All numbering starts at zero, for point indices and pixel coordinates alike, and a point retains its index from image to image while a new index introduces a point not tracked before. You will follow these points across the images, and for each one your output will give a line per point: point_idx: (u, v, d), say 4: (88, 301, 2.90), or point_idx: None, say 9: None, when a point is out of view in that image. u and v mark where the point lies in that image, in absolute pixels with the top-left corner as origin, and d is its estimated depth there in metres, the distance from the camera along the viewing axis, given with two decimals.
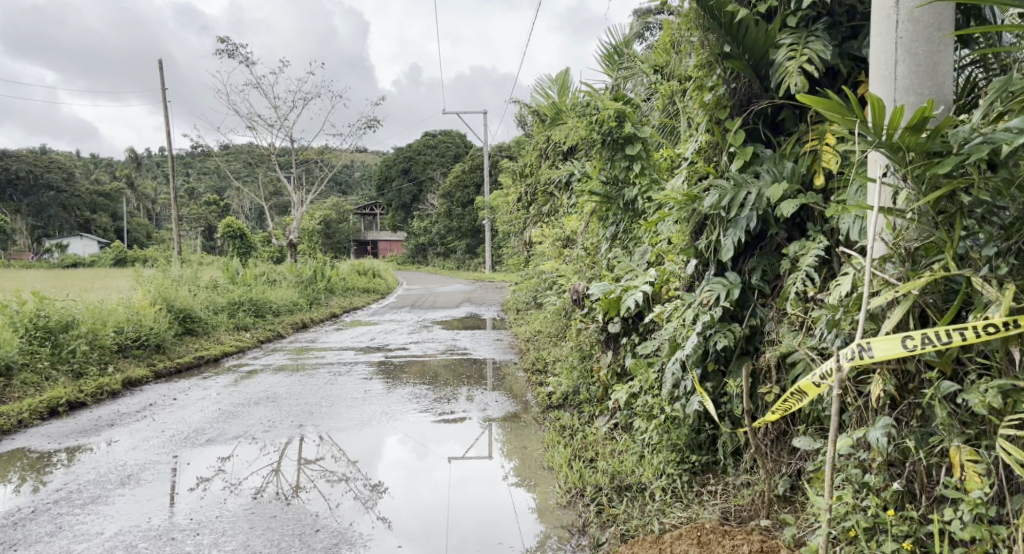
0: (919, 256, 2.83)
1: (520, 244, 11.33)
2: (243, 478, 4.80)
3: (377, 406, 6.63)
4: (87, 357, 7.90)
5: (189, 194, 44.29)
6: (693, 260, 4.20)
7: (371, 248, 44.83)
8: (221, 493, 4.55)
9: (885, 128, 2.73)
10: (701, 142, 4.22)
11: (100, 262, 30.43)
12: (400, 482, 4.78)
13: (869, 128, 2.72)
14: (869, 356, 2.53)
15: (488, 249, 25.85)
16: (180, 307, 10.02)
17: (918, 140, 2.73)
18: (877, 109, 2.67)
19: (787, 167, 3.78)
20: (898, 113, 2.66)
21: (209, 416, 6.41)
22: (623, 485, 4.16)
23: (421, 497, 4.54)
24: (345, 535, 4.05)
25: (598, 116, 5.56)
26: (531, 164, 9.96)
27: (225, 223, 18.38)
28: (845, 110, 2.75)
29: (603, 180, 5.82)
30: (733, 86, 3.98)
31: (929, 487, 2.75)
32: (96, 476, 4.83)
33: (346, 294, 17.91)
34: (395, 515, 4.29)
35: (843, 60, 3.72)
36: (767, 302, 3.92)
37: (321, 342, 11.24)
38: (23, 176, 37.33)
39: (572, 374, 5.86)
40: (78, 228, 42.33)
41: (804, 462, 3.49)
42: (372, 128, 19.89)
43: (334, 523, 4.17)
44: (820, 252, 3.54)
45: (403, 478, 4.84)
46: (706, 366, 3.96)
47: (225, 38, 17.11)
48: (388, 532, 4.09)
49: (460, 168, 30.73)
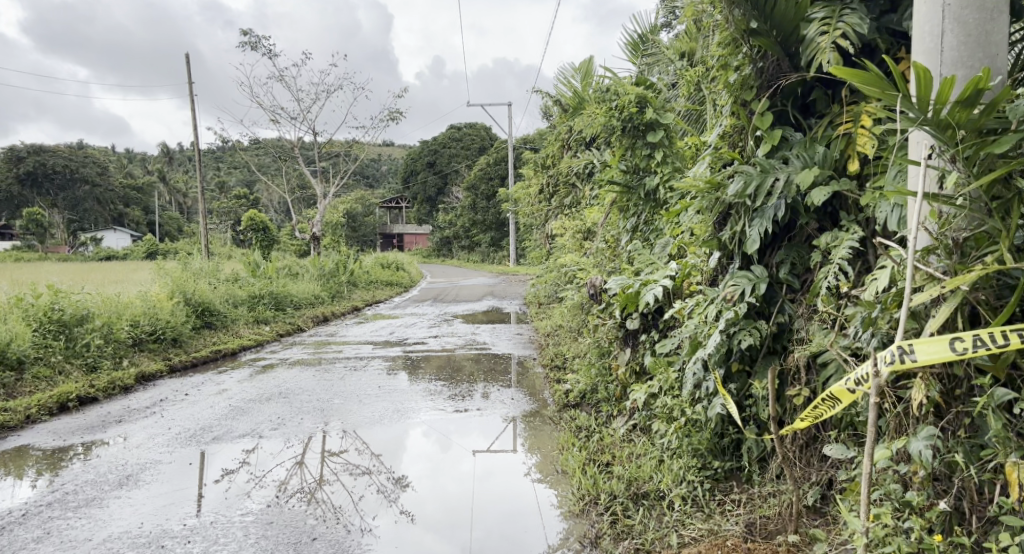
0: (968, 248, 2.52)
1: (542, 237, 11.07)
2: (266, 471, 4.76)
3: (392, 403, 6.43)
4: (101, 351, 7.78)
5: (218, 188, 44.56)
6: (716, 252, 3.94)
7: (396, 241, 44.86)
8: (245, 485, 4.52)
9: (933, 104, 2.43)
10: (725, 126, 3.94)
11: (133, 256, 30.55)
12: (423, 474, 4.69)
13: (913, 103, 2.43)
14: (911, 361, 2.24)
15: (511, 242, 25.58)
16: (198, 300, 9.90)
17: (969, 117, 2.45)
18: (923, 81, 2.37)
19: (818, 152, 3.51)
20: (948, 84, 2.37)
21: (220, 412, 6.26)
22: (640, 493, 3.90)
23: (446, 490, 4.45)
24: (366, 530, 3.97)
25: (619, 101, 5.31)
26: (552, 154, 9.68)
27: (249, 216, 18.28)
28: (886, 84, 2.46)
29: (623, 169, 5.52)
30: (760, 65, 3.69)
31: (980, 506, 2.47)
32: (94, 476, 4.68)
33: (368, 287, 17.78)
34: (418, 509, 4.21)
35: (881, 35, 3.43)
36: (796, 298, 3.64)
37: (341, 335, 11.09)
38: (58, 171, 37.53)
39: (590, 372, 5.59)
40: (109, 222, 42.68)
41: (836, 471, 3.26)
42: (396, 120, 19.70)
43: (356, 520, 4.09)
44: (854, 243, 3.26)
45: (428, 470, 4.76)
46: (730, 367, 3.70)
47: (248, 30, 16.95)
48: (411, 525, 4.03)
49: (484, 161, 30.43)
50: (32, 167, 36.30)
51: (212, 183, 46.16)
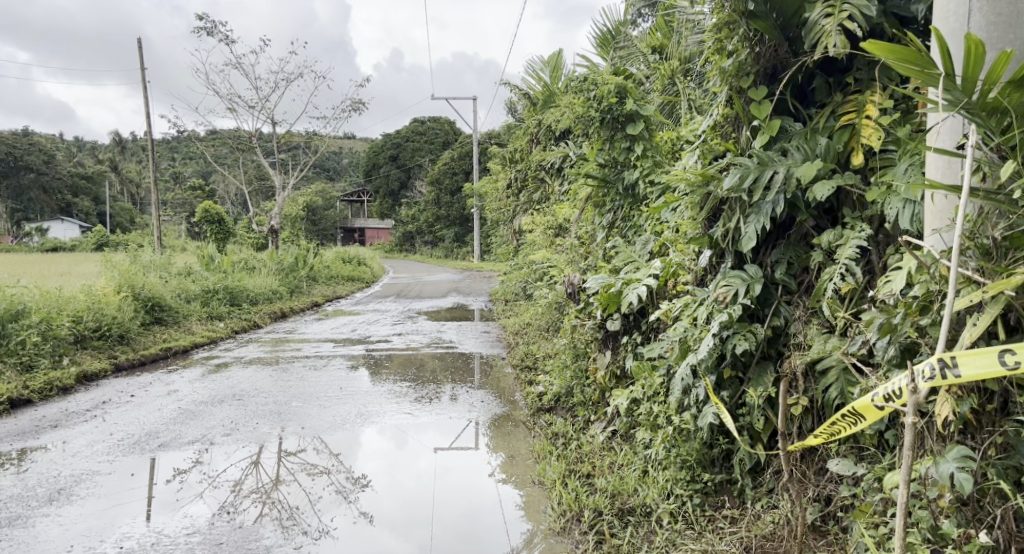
0: (1004, 248, 2.32)
1: (509, 233, 10.74)
2: (220, 471, 4.51)
3: (353, 405, 6.09)
4: (39, 349, 7.29)
5: (174, 179, 43.36)
6: (706, 250, 3.67)
7: (358, 235, 44.34)
8: (196, 487, 4.27)
9: (980, 86, 2.28)
10: (718, 115, 3.68)
11: (83, 247, 29.53)
12: (380, 471, 4.52)
13: (959, 86, 2.29)
14: (954, 376, 2.07)
15: (476, 238, 25.22)
16: (147, 294, 9.40)
17: (1020, 100, 2.29)
18: (974, 59, 2.23)
19: (820, 143, 3.26)
20: (999, 63, 2.22)
21: (167, 416, 5.85)
22: (625, 508, 3.64)
23: (404, 487, 4.30)
24: (323, 533, 3.76)
25: (597, 91, 4.96)
26: (521, 148, 9.36)
27: (204, 207, 17.60)
28: (927, 62, 2.28)
29: (600, 162, 5.22)
30: (757, 50, 3.42)
31: (1019, 536, 2.30)
32: (20, 491, 4.27)
33: (329, 282, 17.32)
34: (376, 508, 4.03)
35: (889, 18, 3.19)
36: (793, 300, 3.39)
37: (300, 332, 10.68)
38: (4, 158, 35.90)
39: (564, 374, 5.31)
40: (57, 213, 41.29)
41: (835, 486, 3.03)
42: (359, 111, 19.13)
43: (313, 521, 3.90)
44: (862, 242, 3.04)
45: (384, 467, 4.58)
46: (722, 373, 3.46)
47: (204, 15, 16.26)
48: (370, 526, 3.84)
49: (449, 155, 30.00)
50: None
51: (167, 174, 44.93)
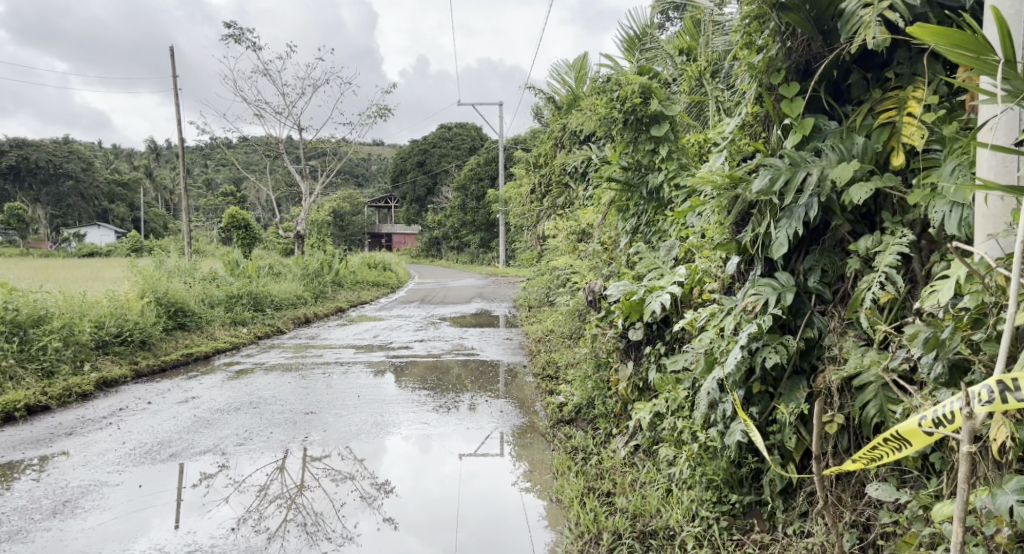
0: None
1: (533, 239, 10.55)
2: (246, 476, 4.43)
3: (371, 413, 5.94)
4: (60, 355, 7.23)
5: (206, 185, 43.73)
6: (734, 256, 3.45)
7: (384, 240, 44.66)
8: (223, 491, 4.21)
9: None
10: (746, 114, 3.47)
11: (117, 252, 29.82)
12: (406, 475, 4.40)
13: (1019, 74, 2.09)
14: (1016, 400, 1.87)
15: (501, 243, 25.08)
16: (170, 299, 9.34)
17: None
18: None
19: (857, 142, 3.04)
20: None
21: (182, 424, 5.74)
22: (646, 530, 3.45)
23: (429, 492, 4.17)
24: (348, 538, 3.66)
25: (620, 91, 4.76)
26: (545, 153, 9.17)
27: (231, 213, 17.63)
28: (985, 47, 2.08)
29: (624, 165, 5.00)
30: (788, 45, 3.21)
31: None
32: (26, 502, 4.16)
33: (354, 288, 17.28)
34: (401, 514, 3.91)
35: (933, 8, 2.96)
36: (827, 310, 3.16)
37: (322, 338, 10.58)
38: (42, 165, 36.35)
39: (585, 384, 5.11)
40: (93, 218, 41.83)
41: (875, 511, 2.80)
42: (385, 116, 19.03)
43: (337, 527, 3.78)
44: (903, 248, 2.83)
45: (410, 472, 4.45)
46: (751, 388, 3.24)
47: (231, 21, 16.23)
48: (395, 533, 3.72)
49: (475, 161, 29.90)
50: (15, 161, 35.13)
51: (199, 181, 45.35)
